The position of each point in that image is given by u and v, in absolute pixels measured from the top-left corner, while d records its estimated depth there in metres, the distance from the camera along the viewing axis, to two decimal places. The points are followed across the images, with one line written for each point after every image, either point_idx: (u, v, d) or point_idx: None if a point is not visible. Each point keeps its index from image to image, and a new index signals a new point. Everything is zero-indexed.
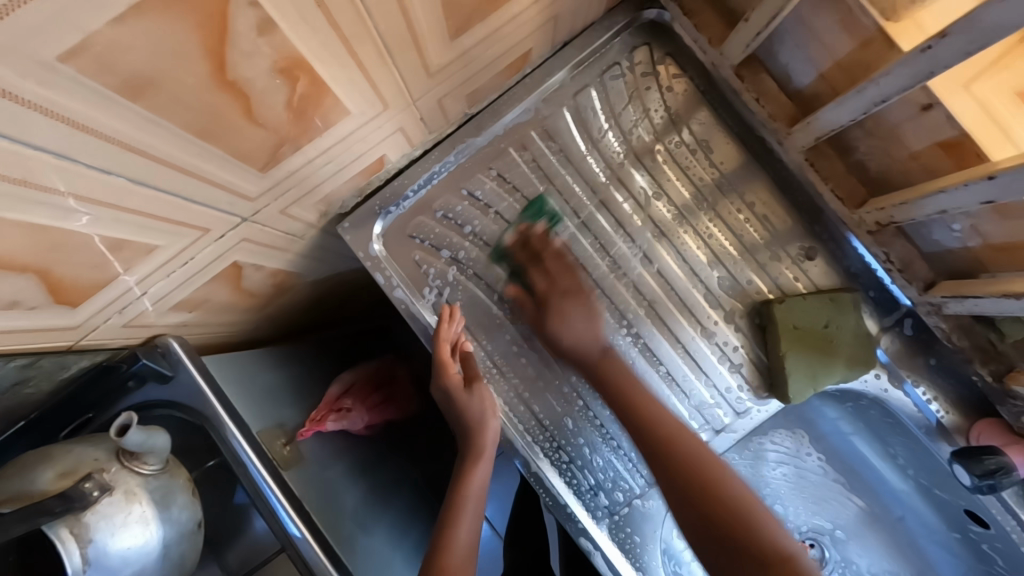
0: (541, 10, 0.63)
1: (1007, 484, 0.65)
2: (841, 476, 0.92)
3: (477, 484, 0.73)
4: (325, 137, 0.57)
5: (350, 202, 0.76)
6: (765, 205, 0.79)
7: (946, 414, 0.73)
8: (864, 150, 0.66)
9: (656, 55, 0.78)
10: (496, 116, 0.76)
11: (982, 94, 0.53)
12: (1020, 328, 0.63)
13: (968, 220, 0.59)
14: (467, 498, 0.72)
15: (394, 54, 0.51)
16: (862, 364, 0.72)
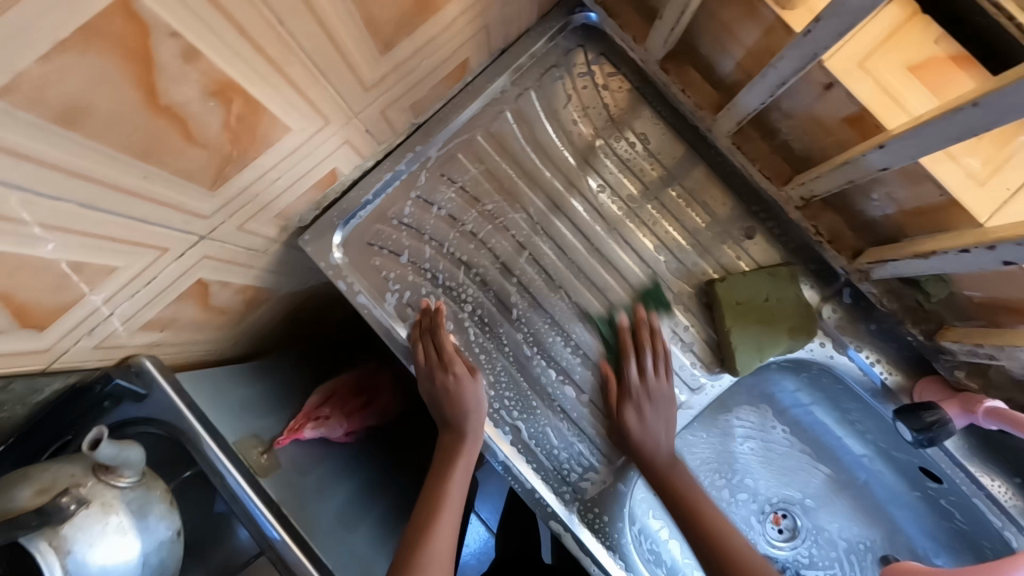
0: (470, 21, 0.67)
1: (946, 436, 0.68)
2: (807, 446, 0.95)
3: (458, 475, 0.74)
4: (270, 153, 0.60)
5: (309, 215, 0.80)
6: (705, 191, 0.82)
7: (889, 376, 0.77)
8: (785, 130, 0.70)
9: (591, 56, 0.83)
10: (444, 123, 0.80)
11: (877, 69, 0.57)
12: (942, 288, 0.66)
13: (882, 188, 0.63)
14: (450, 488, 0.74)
15: (326, 71, 0.55)
16: (805, 333, 0.76)
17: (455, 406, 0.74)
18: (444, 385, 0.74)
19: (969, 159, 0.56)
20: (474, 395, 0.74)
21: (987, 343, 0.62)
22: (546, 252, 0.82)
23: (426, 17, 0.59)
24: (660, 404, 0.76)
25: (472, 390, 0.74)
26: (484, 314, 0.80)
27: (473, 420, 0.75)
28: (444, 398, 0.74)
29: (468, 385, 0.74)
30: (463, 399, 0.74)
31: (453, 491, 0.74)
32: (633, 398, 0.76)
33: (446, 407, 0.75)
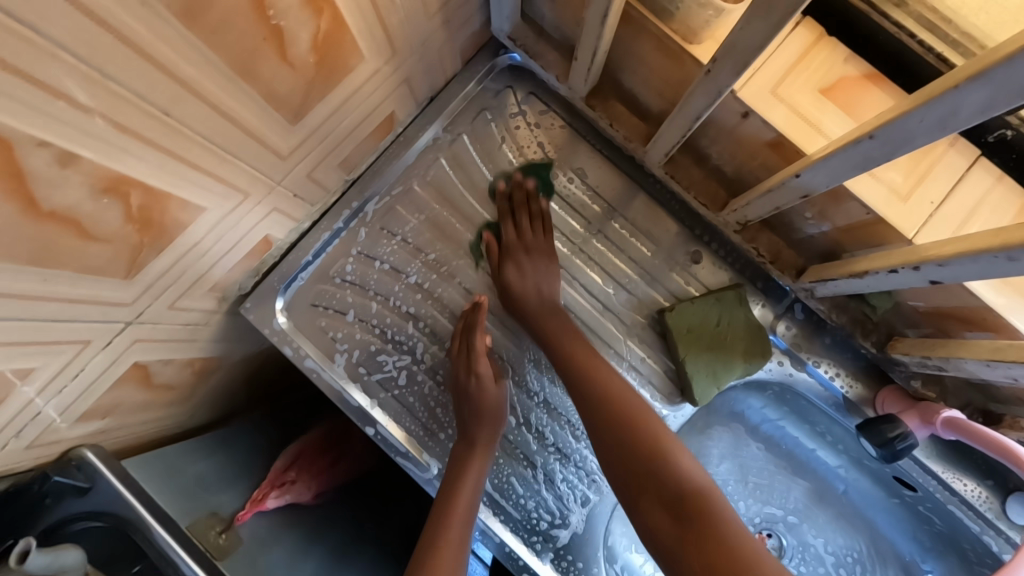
0: (387, 77, 0.66)
1: (908, 450, 0.67)
2: (782, 462, 0.94)
3: (470, 484, 0.69)
4: (187, 234, 0.59)
5: (248, 283, 0.78)
6: (648, 218, 0.81)
7: (849, 388, 0.76)
8: (715, 156, 0.69)
9: (520, 96, 0.82)
10: (377, 176, 0.79)
11: (790, 95, 0.57)
12: (886, 299, 0.66)
13: (814, 208, 0.63)
14: (460, 498, 0.68)
15: (233, 150, 0.54)
16: (758, 355, 0.75)
17: (482, 409, 0.73)
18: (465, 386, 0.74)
19: (889, 174, 0.56)
20: (497, 400, 0.74)
21: (933, 355, 0.61)
22: (499, 301, 0.81)
23: (336, 82, 0.58)
24: (535, 257, 0.78)
25: (496, 395, 0.74)
26: (437, 368, 0.80)
27: (486, 431, 0.72)
28: (466, 400, 0.73)
29: (489, 388, 0.74)
30: (486, 402, 0.73)
31: (462, 502, 0.68)
32: (512, 253, 0.78)
33: (466, 411, 0.73)
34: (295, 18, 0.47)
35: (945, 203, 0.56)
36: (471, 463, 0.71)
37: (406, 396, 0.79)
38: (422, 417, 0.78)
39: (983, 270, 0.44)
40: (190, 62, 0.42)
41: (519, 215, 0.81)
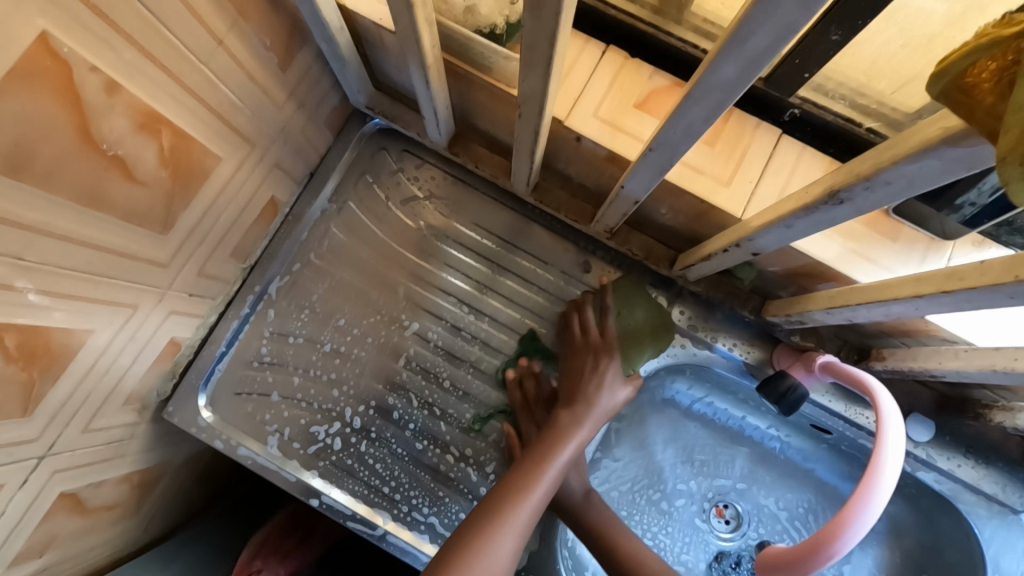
0: (255, 168, 0.70)
1: (801, 400, 0.73)
2: (722, 435, 0.99)
3: (539, 487, 0.66)
4: (81, 358, 0.60)
5: (166, 387, 0.78)
6: (536, 240, 0.87)
7: (747, 354, 0.82)
8: (572, 176, 0.76)
9: (395, 154, 0.88)
10: (273, 258, 0.82)
11: (610, 114, 0.63)
12: (749, 270, 0.73)
13: (662, 205, 0.69)
14: (525, 504, 0.65)
15: (105, 271, 0.56)
16: (665, 335, 0.82)
17: (582, 392, 0.74)
18: (582, 366, 0.76)
19: (709, 166, 0.63)
20: (607, 392, 0.74)
21: (793, 311, 0.68)
22: (423, 352, 0.85)
23: (198, 187, 0.62)
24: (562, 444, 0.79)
25: (601, 388, 0.75)
26: (370, 426, 0.82)
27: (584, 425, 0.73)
28: (581, 380, 0.75)
29: (603, 373, 0.75)
30: (593, 393, 0.74)
31: (524, 510, 0.64)
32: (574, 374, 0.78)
33: (582, 390, 0.74)
34: (132, 143, 0.50)
35: (762, 179, 0.62)
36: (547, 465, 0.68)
37: (345, 459, 0.80)
38: (364, 476, 0.80)
39: (783, 238, 0.50)
40: (31, 208, 0.45)
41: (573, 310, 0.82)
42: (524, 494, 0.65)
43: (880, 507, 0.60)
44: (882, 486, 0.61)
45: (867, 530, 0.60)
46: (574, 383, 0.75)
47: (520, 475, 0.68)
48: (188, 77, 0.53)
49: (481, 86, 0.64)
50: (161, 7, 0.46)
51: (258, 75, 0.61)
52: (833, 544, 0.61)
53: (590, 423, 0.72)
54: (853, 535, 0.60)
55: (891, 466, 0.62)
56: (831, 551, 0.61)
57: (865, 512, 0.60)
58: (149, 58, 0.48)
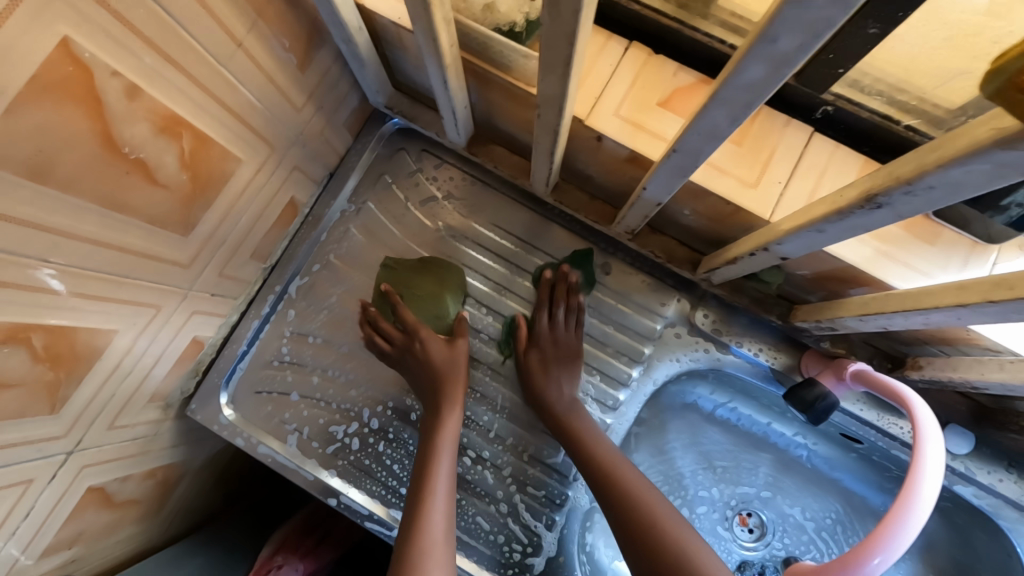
0: (274, 170, 0.71)
1: (830, 410, 0.70)
2: (746, 442, 0.96)
3: (444, 462, 0.70)
4: (106, 357, 0.61)
5: (189, 385, 0.80)
6: (555, 242, 0.86)
7: (774, 360, 0.79)
8: (592, 177, 0.74)
9: (413, 154, 0.88)
10: (292, 258, 0.83)
11: (632, 114, 0.61)
12: (776, 274, 0.70)
13: (685, 206, 0.67)
14: (434, 489, 0.67)
15: (128, 273, 0.57)
16: (448, 278, 0.83)
17: (441, 374, 0.76)
18: (416, 351, 0.78)
19: (735, 167, 0.61)
20: (458, 374, 0.76)
21: (823, 318, 0.65)
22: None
23: (218, 189, 0.62)
24: (566, 348, 0.80)
25: (451, 368, 0.77)
26: (387, 427, 0.81)
27: (451, 398, 0.75)
28: (428, 371, 0.77)
29: (442, 352, 0.77)
30: (447, 372, 0.76)
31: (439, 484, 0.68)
32: (541, 340, 0.79)
33: (430, 381, 0.76)
34: (153, 147, 0.51)
35: (791, 180, 0.59)
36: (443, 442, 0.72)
37: (362, 460, 0.80)
38: (381, 477, 0.80)
39: (814, 243, 0.48)
40: (56, 213, 0.46)
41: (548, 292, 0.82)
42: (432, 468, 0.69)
43: (920, 526, 0.57)
44: (921, 505, 0.58)
45: (901, 551, 0.58)
46: (430, 370, 0.77)
47: (416, 474, 0.70)
48: (208, 80, 0.53)
49: (500, 85, 0.63)
50: (181, 12, 0.46)
51: (277, 77, 0.61)
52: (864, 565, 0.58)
53: (455, 401, 0.75)
54: (886, 556, 0.57)
55: (929, 484, 0.59)
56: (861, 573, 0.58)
57: (899, 532, 0.57)
58: (170, 63, 0.48)
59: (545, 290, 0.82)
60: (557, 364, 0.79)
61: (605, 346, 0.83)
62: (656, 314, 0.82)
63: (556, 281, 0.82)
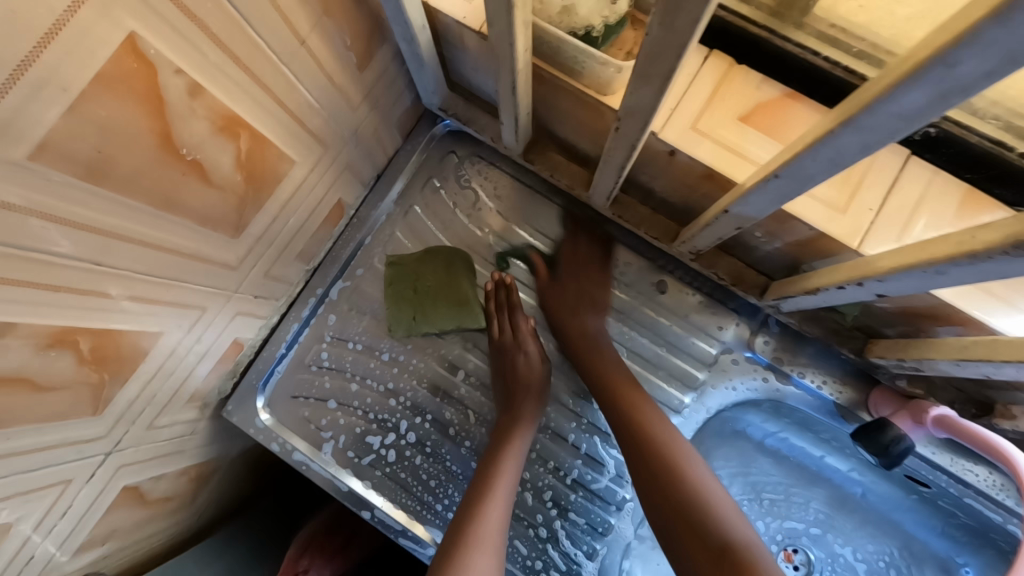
0: (325, 170, 0.68)
1: (906, 454, 0.65)
2: (797, 475, 0.91)
3: (497, 503, 0.65)
4: (149, 358, 0.59)
5: (227, 385, 0.78)
6: (608, 256, 0.81)
7: (839, 394, 0.74)
8: (656, 190, 0.69)
9: (463, 158, 0.84)
10: (336, 260, 0.81)
11: (712, 128, 0.57)
12: (853, 305, 0.65)
13: (761, 228, 0.62)
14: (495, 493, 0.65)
15: (175, 274, 0.55)
16: (424, 269, 0.79)
17: (523, 384, 0.75)
18: (510, 364, 0.76)
19: (823, 191, 0.56)
20: (535, 399, 0.74)
21: (908, 357, 0.60)
22: (483, 366, 0.81)
23: (271, 190, 0.60)
24: (533, 212, 0.83)
25: (535, 391, 0.75)
26: (425, 441, 0.78)
27: (527, 406, 0.74)
28: (517, 384, 0.75)
29: (535, 371, 0.75)
30: (529, 393, 0.74)
31: (487, 527, 0.63)
32: (507, 214, 0.83)
33: (511, 393, 0.74)
34: (210, 148, 0.48)
35: (886, 208, 0.54)
36: (500, 477, 0.67)
37: (398, 472, 0.78)
38: (417, 491, 0.77)
39: (924, 284, 0.43)
40: (111, 214, 0.44)
41: (491, 181, 0.84)
42: (481, 508, 0.64)
43: None
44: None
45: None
46: (509, 388, 0.75)
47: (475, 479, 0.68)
48: (270, 78, 0.50)
49: (569, 92, 0.59)
50: (249, 7, 0.44)
51: (335, 76, 0.59)
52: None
53: (530, 416, 0.73)
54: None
55: None
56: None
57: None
58: (234, 61, 0.45)
59: (465, 173, 0.84)
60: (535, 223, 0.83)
61: (657, 368, 0.79)
62: (713, 337, 0.78)
63: (466, 166, 0.84)
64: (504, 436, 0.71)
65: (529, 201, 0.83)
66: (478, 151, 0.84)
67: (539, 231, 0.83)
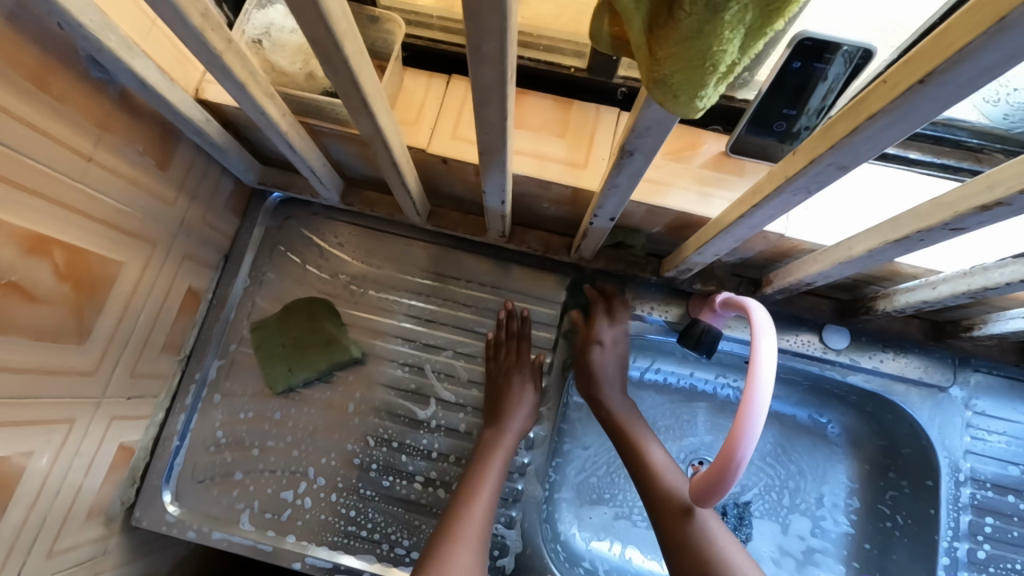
0: (162, 264, 0.74)
1: (717, 341, 0.79)
2: (678, 395, 1.02)
3: (480, 506, 0.70)
4: (26, 481, 0.62)
5: (128, 494, 0.80)
6: (448, 263, 0.91)
7: (666, 313, 0.87)
8: (458, 194, 0.81)
9: (300, 219, 0.93)
10: (207, 343, 0.86)
11: (465, 133, 0.70)
12: (638, 237, 0.81)
13: (540, 199, 0.75)
14: (480, 492, 0.72)
15: (30, 393, 0.59)
16: (290, 322, 0.87)
17: (509, 402, 0.81)
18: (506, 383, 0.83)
19: (564, 154, 0.70)
20: (521, 414, 0.81)
21: (680, 261, 0.73)
22: (369, 394, 0.87)
23: (106, 293, 0.66)
24: (382, 247, 0.92)
25: (520, 407, 0.81)
26: (335, 478, 0.83)
27: (513, 422, 0.80)
28: (505, 400, 0.81)
29: (525, 392, 0.82)
30: (514, 408, 0.81)
31: (472, 527, 0.68)
32: (362, 255, 0.92)
33: (500, 407, 0.81)
34: (23, 268, 0.55)
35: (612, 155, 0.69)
36: (484, 483, 0.73)
37: (318, 516, 0.82)
38: (340, 525, 0.81)
39: (621, 198, 0.56)
40: None
41: (333, 233, 0.92)
42: (466, 504, 0.70)
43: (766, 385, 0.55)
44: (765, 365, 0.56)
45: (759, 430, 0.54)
46: (496, 406, 0.81)
47: (462, 486, 0.74)
48: (66, 196, 0.57)
49: (346, 137, 0.70)
50: (23, 144, 0.51)
51: (139, 179, 0.67)
52: (738, 455, 0.54)
53: (511, 432, 0.79)
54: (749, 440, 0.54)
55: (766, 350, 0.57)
56: (739, 457, 0.54)
57: (753, 423, 0.54)
58: (23, 189, 0.53)
59: (307, 231, 0.92)
60: (388, 256, 0.92)
61: None
62: (555, 304, 0.89)
63: (306, 224, 0.93)
64: (487, 447, 0.77)
65: (374, 237, 0.92)
66: (313, 209, 0.93)
67: (393, 261, 0.92)
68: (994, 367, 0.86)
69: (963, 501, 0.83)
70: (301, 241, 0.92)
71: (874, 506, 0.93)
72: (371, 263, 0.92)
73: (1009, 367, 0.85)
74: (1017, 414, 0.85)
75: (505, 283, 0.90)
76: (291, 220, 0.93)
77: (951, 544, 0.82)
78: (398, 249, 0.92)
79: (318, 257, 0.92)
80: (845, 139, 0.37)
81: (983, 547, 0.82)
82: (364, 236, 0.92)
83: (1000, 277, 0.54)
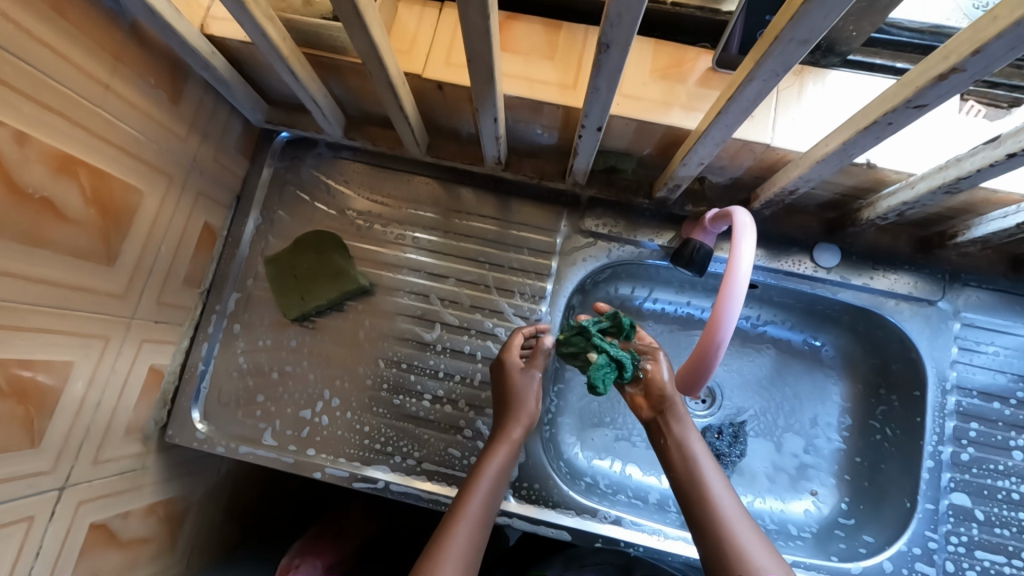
0: (179, 198, 0.79)
1: (707, 257, 0.82)
2: (676, 324, 1.05)
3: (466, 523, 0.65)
4: (70, 388, 0.68)
5: (161, 415, 0.87)
6: (449, 196, 0.95)
7: (659, 239, 0.90)
8: (454, 124, 0.85)
9: (306, 158, 0.97)
10: (224, 278, 0.92)
11: (457, 58, 0.73)
12: (629, 160, 0.84)
13: (534, 122, 0.78)
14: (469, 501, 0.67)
15: (66, 304, 0.65)
16: (300, 252, 0.92)
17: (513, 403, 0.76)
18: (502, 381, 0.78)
19: (556, 75, 0.72)
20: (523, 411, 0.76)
21: (670, 177, 0.76)
22: (377, 322, 0.92)
23: (129, 220, 0.71)
24: (385, 182, 0.96)
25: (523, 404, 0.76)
26: (350, 398, 0.89)
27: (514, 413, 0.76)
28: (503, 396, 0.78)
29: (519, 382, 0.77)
30: (517, 407, 0.76)
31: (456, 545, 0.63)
32: (366, 192, 0.96)
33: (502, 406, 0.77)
34: (55, 187, 0.60)
35: None
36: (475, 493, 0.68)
37: (335, 432, 0.88)
38: (355, 440, 0.87)
39: (604, 103, 0.59)
40: None
41: (339, 171, 0.96)
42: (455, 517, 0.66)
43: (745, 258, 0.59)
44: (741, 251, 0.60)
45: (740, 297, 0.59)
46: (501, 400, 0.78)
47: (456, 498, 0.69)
48: (87, 120, 0.62)
49: (343, 68, 0.74)
50: (49, 66, 0.56)
51: (153, 111, 0.71)
52: (717, 327, 0.59)
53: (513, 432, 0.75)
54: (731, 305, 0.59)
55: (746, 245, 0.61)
56: (717, 340, 0.59)
57: (731, 294, 0.59)
58: (49, 109, 0.57)
59: (314, 170, 0.96)
60: (390, 192, 0.96)
61: (516, 269, 0.92)
62: (554, 232, 0.93)
63: (312, 162, 0.97)
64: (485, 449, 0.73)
65: (377, 174, 0.96)
66: (319, 149, 0.97)
67: (396, 195, 0.95)
68: (984, 282, 0.88)
69: (949, 408, 0.86)
70: (309, 179, 0.96)
71: (865, 421, 0.97)
72: (375, 199, 0.95)
73: (998, 280, 0.88)
74: (1006, 325, 0.87)
75: (503, 214, 0.94)
76: (298, 159, 0.97)
77: (936, 448, 0.85)
78: (400, 184, 0.96)
79: (325, 194, 0.96)
80: (801, 8, 0.39)
81: (966, 450, 0.85)
82: (368, 173, 0.96)
83: (972, 165, 0.56)
